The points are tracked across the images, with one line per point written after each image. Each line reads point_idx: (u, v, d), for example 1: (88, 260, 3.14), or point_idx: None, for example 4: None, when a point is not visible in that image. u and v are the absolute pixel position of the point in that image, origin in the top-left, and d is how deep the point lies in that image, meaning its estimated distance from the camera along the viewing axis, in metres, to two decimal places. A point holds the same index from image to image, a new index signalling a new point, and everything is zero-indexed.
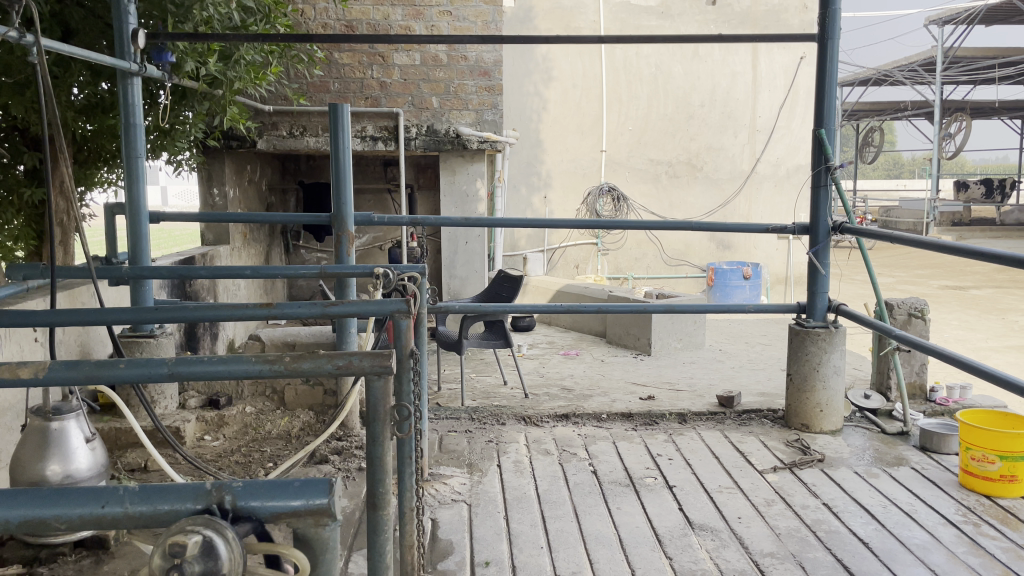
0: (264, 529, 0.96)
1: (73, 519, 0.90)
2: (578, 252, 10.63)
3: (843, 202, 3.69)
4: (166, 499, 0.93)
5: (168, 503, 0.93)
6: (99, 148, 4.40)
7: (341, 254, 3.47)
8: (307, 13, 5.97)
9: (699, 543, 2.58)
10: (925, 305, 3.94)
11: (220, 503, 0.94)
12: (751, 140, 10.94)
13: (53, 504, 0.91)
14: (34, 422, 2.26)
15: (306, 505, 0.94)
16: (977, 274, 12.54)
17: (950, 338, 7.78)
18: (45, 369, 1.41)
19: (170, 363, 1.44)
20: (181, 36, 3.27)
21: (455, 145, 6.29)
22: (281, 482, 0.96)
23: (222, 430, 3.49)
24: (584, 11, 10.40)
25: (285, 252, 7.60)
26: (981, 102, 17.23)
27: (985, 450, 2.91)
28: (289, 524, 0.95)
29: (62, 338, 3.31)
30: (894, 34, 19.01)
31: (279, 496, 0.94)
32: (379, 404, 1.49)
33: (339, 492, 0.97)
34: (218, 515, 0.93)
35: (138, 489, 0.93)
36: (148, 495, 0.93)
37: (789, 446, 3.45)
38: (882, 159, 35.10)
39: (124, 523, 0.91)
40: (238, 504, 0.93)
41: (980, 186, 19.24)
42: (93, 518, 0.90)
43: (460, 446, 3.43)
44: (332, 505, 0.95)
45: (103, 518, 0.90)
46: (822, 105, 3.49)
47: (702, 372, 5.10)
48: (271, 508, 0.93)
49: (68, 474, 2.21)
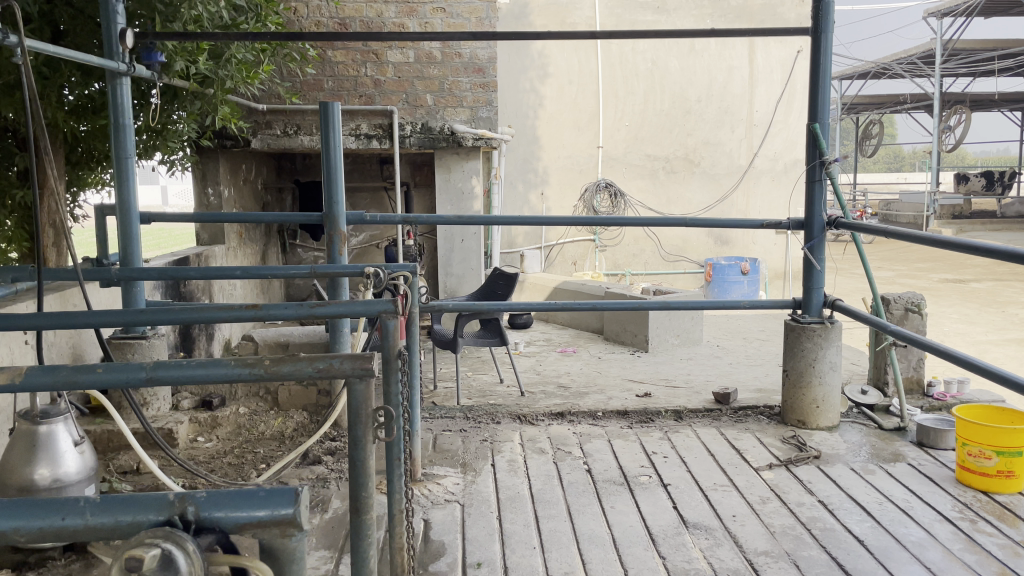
0: (229, 540, 0.94)
1: (33, 531, 0.88)
2: (576, 248, 10.61)
3: (838, 196, 3.66)
4: (128, 510, 0.91)
5: (130, 514, 0.91)
6: (92, 149, 4.39)
7: (334, 254, 3.44)
8: (299, 11, 5.96)
9: (693, 542, 2.56)
10: (922, 299, 3.91)
11: (183, 514, 0.92)
12: (747, 135, 10.91)
13: (13, 516, 0.89)
14: (23, 426, 2.23)
15: (271, 516, 0.92)
16: (978, 267, 12.50)
17: (950, 331, 7.75)
18: (23, 375, 1.38)
19: (148, 368, 1.41)
20: (171, 35, 3.25)
21: (450, 142, 6.27)
22: (247, 491, 0.94)
23: (215, 431, 3.48)
24: (579, 6, 10.37)
25: (282, 251, 7.59)
26: (981, 94, 17.16)
27: (981, 446, 2.89)
28: (255, 534, 0.94)
29: (53, 341, 3.28)
30: (892, 27, 18.96)
31: (244, 507, 0.92)
32: (361, 406, 1.47)
33: (306, 502, 0.95)
34: (179, 527, 0.91)
35: (99, 500, 0.91)
36: (109, 506, 0.91)
37: (785, 442, 3.43)
38: (883, 152, 35.06)
39: (84, 535, 0.89)
40: (202, 515, 0.92)
41: (980, 178, 19.16)
42: (53, 530, 0.88)
43: (454, 446, 3.42)
44: (298, 516, 0.93)
45: (63, 530, 0.88)
46: (816, 99, 3.47)
47: (699, 369, 5.07)
48: (235, 519, 0.92)
49: (57, 478, 2.19)
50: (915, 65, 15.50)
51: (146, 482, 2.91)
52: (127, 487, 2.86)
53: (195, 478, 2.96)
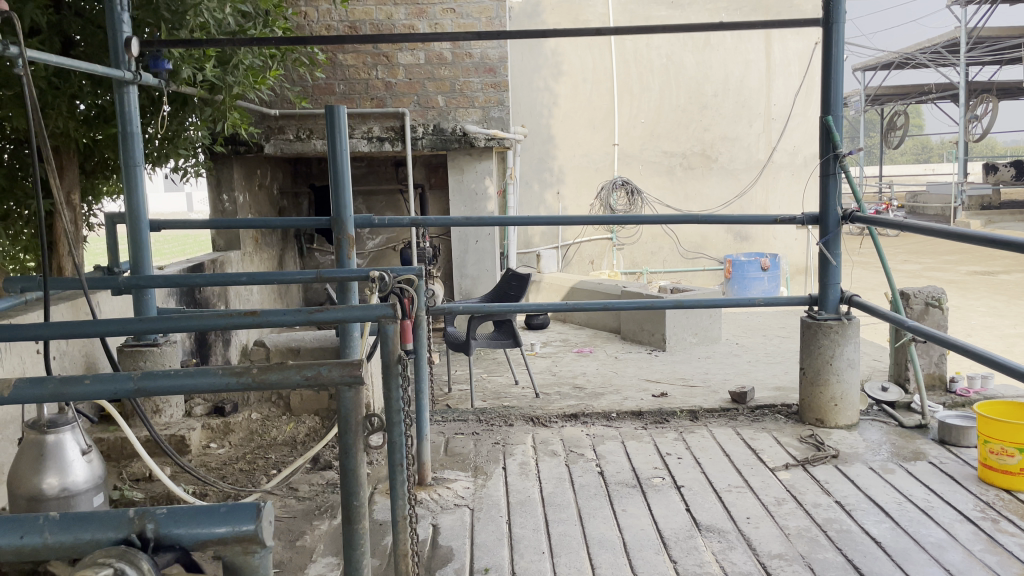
0: (190, 557, 0.97)
1: None
2: (593, 248, 10.56)
3: (856, 190, 3.56)
4: (86, 528, 0.95)
5: (89, 532, 0.94)
6: (106, 159, 4.44)
7: (342, 257, 3.43)
8: (309, 16, 6.03)
9: (705, 545, 2.51)
10: (943, 293, 3.81)
11: (142, 531, 0.95)
12: (766, 128, 10.75)
13: None
14: (30, 434, 1.97)
15: (231, 532, 0.96)
16: (1006, 258, 12.24)
17: (977, 325, 7.57)
18: (9, 387, 1.36)
19: (136, 378, 1.38)
20: (175, 42, 3.26)
21: (462, 143, 6.26)
22: (208, 508, 0.98)
23: (227, 437, 3.50)
24: (592, 3, 10.32)
25: (299, 255, 7.63)
26: (1008, 82, 16.79)
27: (1004, 443, 2.81)
28: (216, 551, 0.97)
29: (66, 350, 3.31)
30: (916, 17, 18.61)
31: (205, 523, 0.96)
32: (351, 414, 1.43)
33: (267, 518, 0.98)
34: (138, 544, 0.94)
35: (59, 518, 0.95)
36: (68, 524, 0.95)
37: (802, 442, 3.35)
38: (910, 144, 34.51)
39: (44, 553, 0.93)
40: (160, 532, 0.95)
41: (1010, 169, 18.71)
42: (13, 548, 0.93)
43: (466, 449, 3.39)
44: (259, 531, 0.97)
45: (23, 548, 0.93)
46: (828, 91, 3.40)
47: (716, 367, 5.01)
48: (195, 535, 0.95)
49: (66, 487, 1.91)
50: (940, 54, 15.18)
51: (157, 490, 2.92)
52: (139, 495, 2.88)
53: (205, 486, 2.96)
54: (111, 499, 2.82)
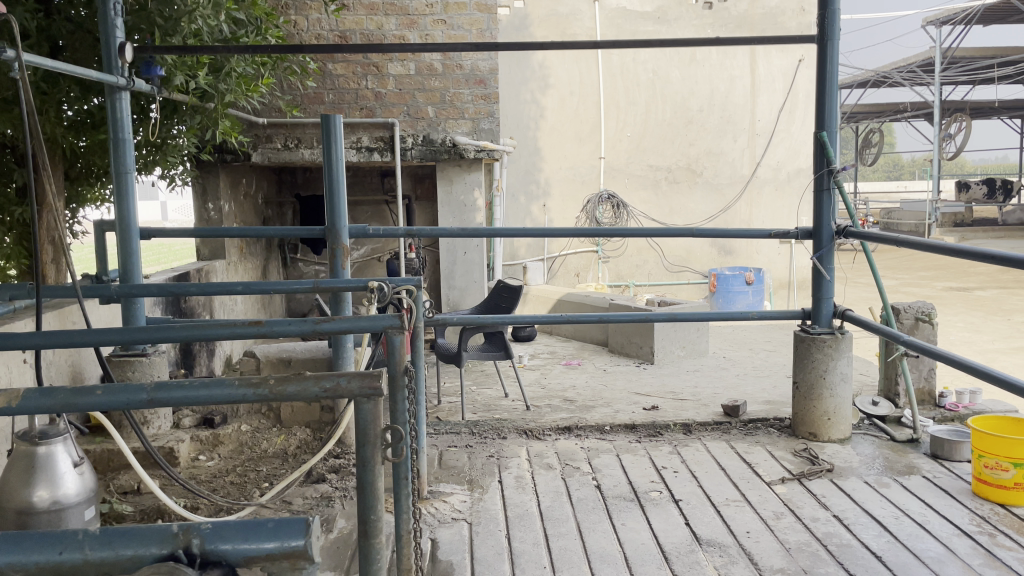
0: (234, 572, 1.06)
1: (30, 566, 1.01)
2: (579, 260, 10.59)
3: (849, 206, 3.59)
4: (129, 544, 1.04)
5: (131, 548, 1.03)
6: (91, 165, 4.37)
7: (335, 268, 3.37)
8: (299, 24, 6.01)
9: (706, 560, 2.50)
10: (932, 308, 3.86)
11: (187, 547, 1.04)
12: (750, 144, 10.88)
13: (25, 549, 1.02)
14: (19, 447, 1.90)
15: (281, 547, 1.05)
16: (980, 275, 12.46)
17: (956, 340, 7.69)
18: (18, 398, 1.30)
19: (150, 389, 1.33)
20: (169, 49, 3.20)
21: (452, 154, 6.24)
22: (257, 525, 1.07)
23: (217, 449, 3.45)
24: (580, 17, 10.39)
25: (283, 265, 7.58)
26: (980, 102, 17.13)
27: (999, 458, 2.83)
28: (263, 566, 1.06)
29: (52, 359, 3.24)
30: (891, 37, 18.99)
31: (253, 539, 1.05)
32: (368, 426, 1.41)
33: (314, 533, 1.08)
34: (185, 559, 1.04)
35: (98, 535, 1.04)
36: (108, 540, 1.03)
37: (796, 455, 3.37)
38: (882, 162, 35.24)
39: (83, 568, 1.02)
40: (206, 547, 1.04)
41: (981, 187, 19.08)
42: (52, 564, 1.01)
43: (460, 462, 3.36)
44: (307, 547, 1.06)
45: (61, 564, 1.01)
46: (822, 107, 3.44)
47: (706, 380, 5.03)
48: (243, 551, 1.04)
49: (58, 501, 1.84)
50: (915, 73, 15.48)
51: (147, 503, 2.86)
52: (128, 509, 2.83)
53: (196, 499, 2.92)
54: (100, 512, 2.77)
